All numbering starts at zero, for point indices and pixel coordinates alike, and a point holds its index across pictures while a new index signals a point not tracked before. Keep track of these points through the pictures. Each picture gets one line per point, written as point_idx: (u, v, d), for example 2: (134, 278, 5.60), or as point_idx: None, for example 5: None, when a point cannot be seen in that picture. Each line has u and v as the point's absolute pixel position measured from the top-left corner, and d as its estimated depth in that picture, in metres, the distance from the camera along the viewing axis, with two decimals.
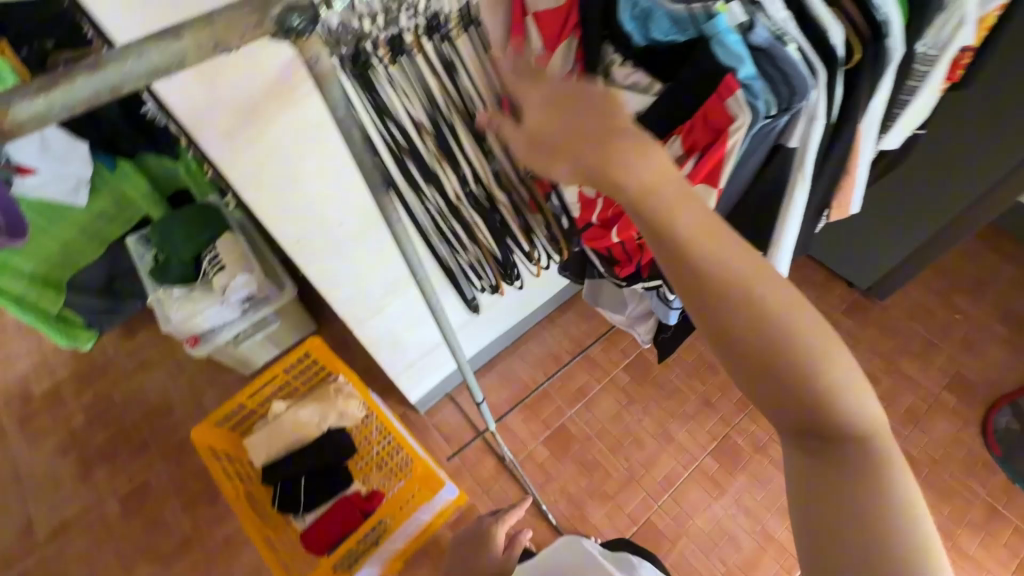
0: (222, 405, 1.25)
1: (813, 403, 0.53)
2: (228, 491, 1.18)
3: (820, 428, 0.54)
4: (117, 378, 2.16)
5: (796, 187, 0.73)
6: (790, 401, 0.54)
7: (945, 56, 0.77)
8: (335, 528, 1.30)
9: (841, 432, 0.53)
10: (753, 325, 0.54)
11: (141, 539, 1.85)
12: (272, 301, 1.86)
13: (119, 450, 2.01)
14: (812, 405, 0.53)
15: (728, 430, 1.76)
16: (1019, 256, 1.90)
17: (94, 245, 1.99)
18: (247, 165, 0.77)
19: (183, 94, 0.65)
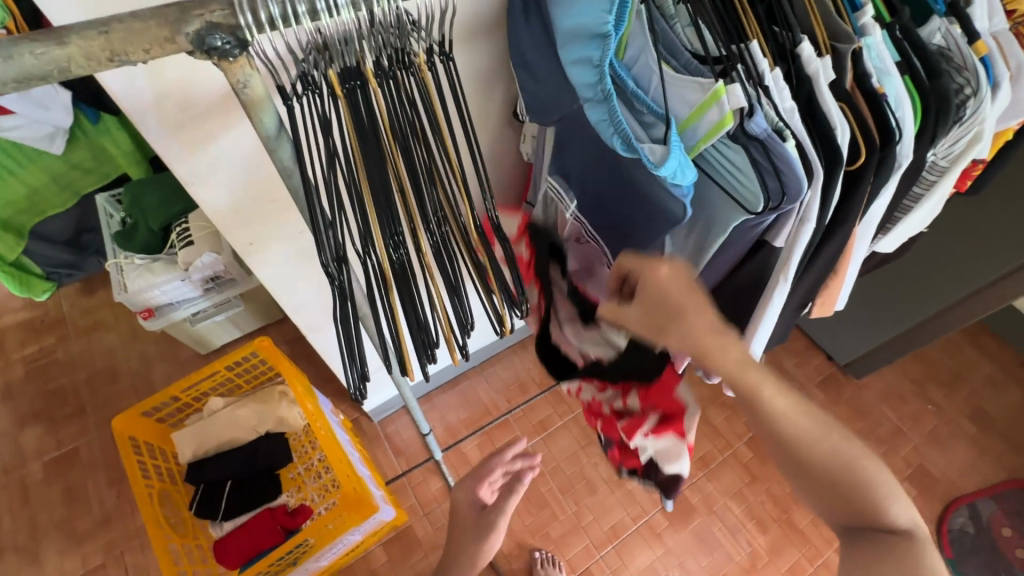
0: (152, 395, 1.19)
1: (858, 506, 0.62)
2: (139, 489, 1.10)
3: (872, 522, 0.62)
4: (67, 334, 2.07)
5: (776, 286, 0.69)
6: (838, 505, 0.63)
7: (955, 168, 0.72)
8: (254, 542, 1.21)
9: (883, 526, 0.61)
10: (798, 441, 0.64)
11: (57, 509, 1.74)
12: (238, 284, 1.78)
13: (55, 410, 1.91)
14: (858, 504, 0.62)
15: (685, 488, 1.69)
16: (999, 356, 1.88)
17: (64, 195, 1.86)
18: (199, 166, 0.72)
19: (130, 85, 0.60)
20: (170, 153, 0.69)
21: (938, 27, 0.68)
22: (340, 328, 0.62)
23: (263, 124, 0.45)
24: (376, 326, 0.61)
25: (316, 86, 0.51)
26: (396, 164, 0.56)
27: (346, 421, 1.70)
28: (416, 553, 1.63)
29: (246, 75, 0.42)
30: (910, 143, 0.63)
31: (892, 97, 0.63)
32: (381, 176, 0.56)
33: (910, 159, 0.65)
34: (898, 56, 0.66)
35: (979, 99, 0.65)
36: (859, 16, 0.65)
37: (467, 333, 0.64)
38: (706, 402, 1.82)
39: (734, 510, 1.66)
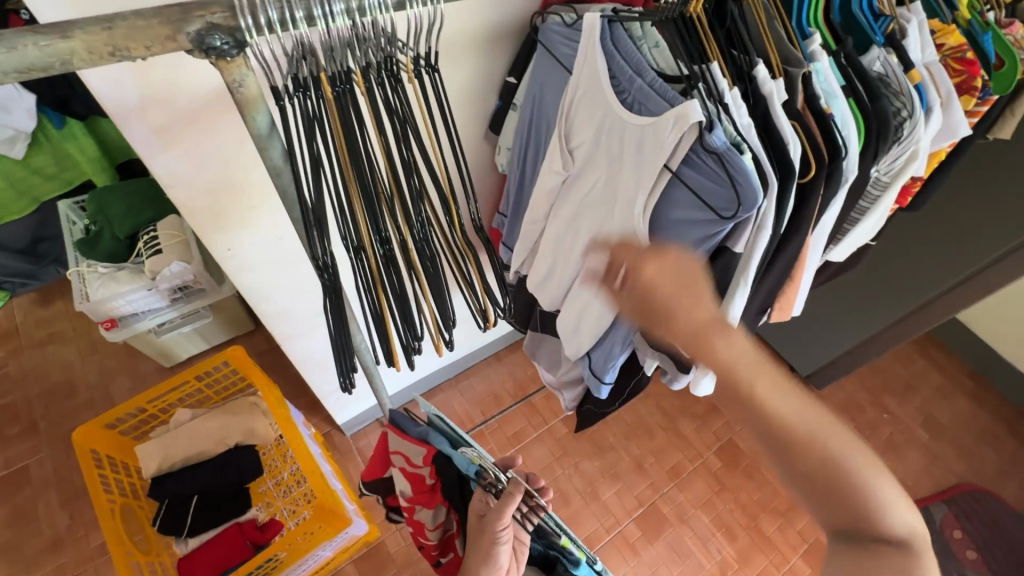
0: (118, 405, 1.14)
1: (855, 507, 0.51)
2: (101, 505, 1.05)
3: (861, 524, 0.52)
4: (19, 348, 1.97)
5: (737, 289, 0.73)
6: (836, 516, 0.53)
7: (896, 183, 0.79)
8: (219, 561, 1.17)
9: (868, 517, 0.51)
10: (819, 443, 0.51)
11: (4, 534, 1.63)
12: (208, 294, 1.74)
13: (3, 427, 1.81)
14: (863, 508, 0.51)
15: (656, 497, 1.72)
16: (947, 367, 1.99)
17: (23, 202, 1.80)
18: (178, 169, 0.72)
19: (116, 85, 0.61)
20: (149, 152, 0.69)
21: (877, 55, 0.74)
22: (322, 319, 0.61)
23: (256, 122, 0.46)
24: (366, 328, 0.63)
25: (306, 88, 0.53)
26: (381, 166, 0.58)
27: (317, 435, 1.67)
28: (389, 569, 1.60)
29: (243, 75, 0.43)
30: (854, 159, 0.70)
31: (838, 117, 0.69)
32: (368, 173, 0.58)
33: (854, 175, 0.71)
34: (843, 81, 0.72)
35: (914, 121, 0.73)
36: (809, 43, 0.71)
37: (454, 328, 0.66)
38: (676, 413, 1.86)
39: (705, 518, 1.69)
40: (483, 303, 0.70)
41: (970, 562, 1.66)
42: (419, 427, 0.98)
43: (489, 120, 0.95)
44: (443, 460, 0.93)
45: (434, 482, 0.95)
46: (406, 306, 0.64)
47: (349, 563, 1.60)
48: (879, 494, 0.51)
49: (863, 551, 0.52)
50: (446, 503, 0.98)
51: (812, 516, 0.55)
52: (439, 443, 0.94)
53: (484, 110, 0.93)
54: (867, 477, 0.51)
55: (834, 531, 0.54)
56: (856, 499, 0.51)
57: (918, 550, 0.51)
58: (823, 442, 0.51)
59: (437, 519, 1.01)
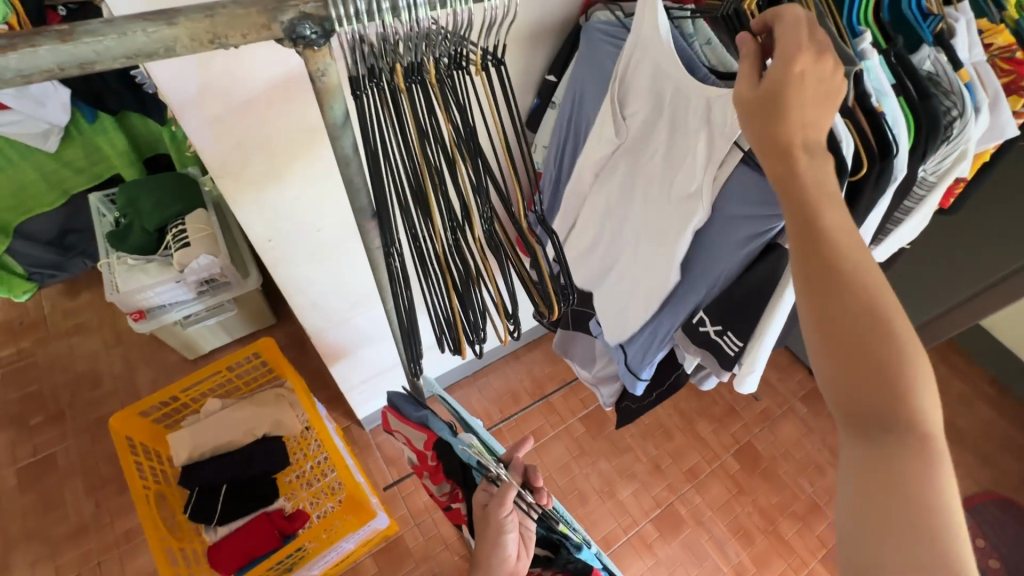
0: (152, 394, 1.16)
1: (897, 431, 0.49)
2: (136, 491, 1.07)
3: (897, 431, 0.49)
4: (46, 338, 2.00)
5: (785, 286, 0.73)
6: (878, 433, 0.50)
7: (943, 182, 0.78)
8: (247, 550, 1.19)
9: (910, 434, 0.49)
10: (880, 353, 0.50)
11: (30, 520, 1.66)
12: (233, 287, 1.76)
13: (30, 415, 1.84)
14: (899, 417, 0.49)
15: (674, 498, 1.72)
16: (969, 374, 1.97)
17: (54, 194, 1.83)
18: (232, 159, 0.74)
19: (180, 78, 0.62)
20: (204, 142, 0.70)
21: (928, 54, 0.74)
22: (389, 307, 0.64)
23: (332, 111, 0.47)
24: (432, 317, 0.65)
25: (378, 79, 0.54)
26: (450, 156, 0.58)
27: (338, 429, 1.69)
28: (407, 563, 1.61)
29: (327, 64, 0.43)
30: (904, 158, 0.69)
31: (889, 115, 0.68)
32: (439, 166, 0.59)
33: (904, 173, 0.71)
34: (893, 79, 0.72)
35: (964, 120, 0.72)
36: (859, 41, 0.71)
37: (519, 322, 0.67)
38: (694, 414, 1.85)
39: (723, 520, 1.69)
40: (546, 300, 0.69)
41: (992, 570, 1.64)
42: (419, 411, 0.95)
43: (528, 117, 0.96)
44: (444, 446, 0.92)
45: (437, 463, 0.97)
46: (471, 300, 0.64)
47: (368, 556, 1.61)
48: (921, 397, 0.50)
49: (887, 446, 0.50)
50: (450, 480, 1.00)
51: (844, 404, 0.52)
52: (439, 429, 0.93)
53: (525, 106, 0.94)
54: (913, 388, 0.50)
55: (856, 425, 0.52)
56: (900, 392, 0.49)
57: (940, 462, 0.48)
58: (892, 325, 0.50)
59: (442, 490, 1.06)
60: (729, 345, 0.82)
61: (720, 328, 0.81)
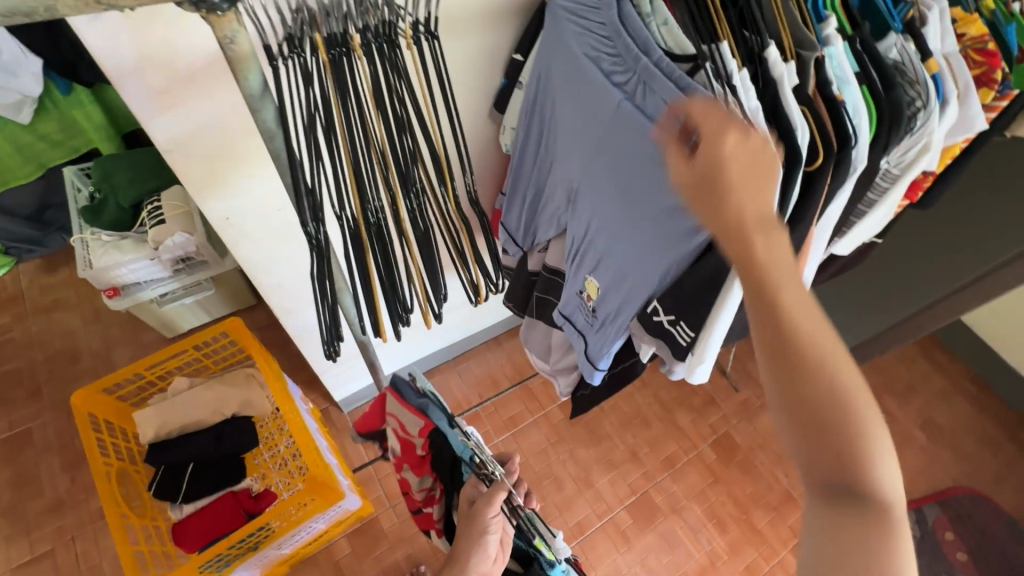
0: (117, 371, 1.15)
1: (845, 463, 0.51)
2: (97, 467, 1.07)
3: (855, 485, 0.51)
4: (25, 313, 1.99)
5: (737, 277, 0.72)
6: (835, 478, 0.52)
7: (906, 175, 0.77)
8: (212, 528, 1.19)
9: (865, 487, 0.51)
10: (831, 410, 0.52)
11: (6, 494, 1.67)
12: (210, 267, 1.74)
13: (7, 390, 1.84)
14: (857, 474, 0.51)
15: (649, 486, 1.73)
16: (949, 370, 1.98)
17: (30, 168, 1.80)
18: (178, 134, 0.72)
19: (115, 45, 0.60)
20: (148, 114, 0.68)
21: (894, 42, 0.72)
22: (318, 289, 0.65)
23: (248, 81, 0.45)
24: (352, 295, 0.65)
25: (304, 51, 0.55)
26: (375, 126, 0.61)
27: (315, 411, 1.69)
28: (382, 544, 1.63)
29: (233, 30, 0.42)
30: (864, 149, 0.68)
31: (849, 105, 0.67)
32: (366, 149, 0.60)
33: (864, 164, 0.69)
34: (857, 67, 0.70)
35: (928, 112, 0.70)
36: (824, 27, 0.69)
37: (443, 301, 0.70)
38: (673, 404, 1.86)
39: (697, 509, 1.70)
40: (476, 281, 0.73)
41: (959, 563, 1.67)
42: (421, 398, 0.94)
43: (494, 99, 0.94)
44: (440, 439, 0.92)
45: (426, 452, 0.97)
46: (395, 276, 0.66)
47: (342, 536, 1.62)
48: (884, 469, 0.51)
49: (859, 513, 0.50)
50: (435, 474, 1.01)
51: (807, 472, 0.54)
52: (437, 419, 0.92)
53: (490, 87, 0.92)
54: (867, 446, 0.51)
55: (827, 494, 0.53)
56: (856, 450, 0.51)
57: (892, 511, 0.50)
58: (843, 380, 0.52)
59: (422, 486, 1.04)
60: (681, 334, 0.81)
61: (673, 317, 0.80)
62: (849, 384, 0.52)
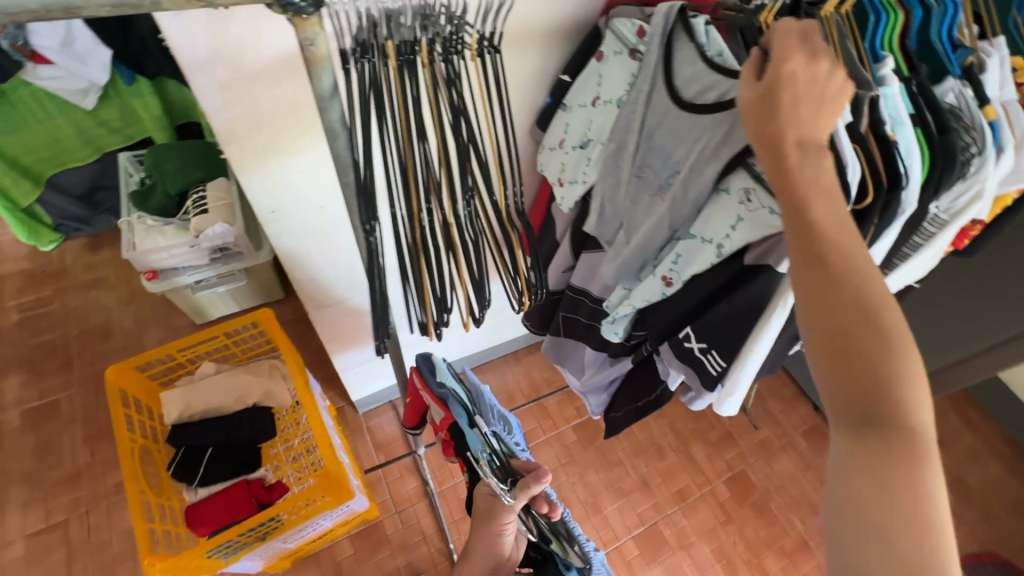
0: (150, 350, 1.19)
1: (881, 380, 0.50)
2: (122, 441, 1.09)
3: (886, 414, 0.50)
4: (66, 288, 2.07)
5: (774, 309, 0.72)
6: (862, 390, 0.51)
7: (955, 223, 0.75)
8: (223, 513, 1.20)
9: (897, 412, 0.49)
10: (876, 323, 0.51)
11: (31, 460, 1.72)
12: (244, 258, 1.80)
13: (42, 360, 1.91)
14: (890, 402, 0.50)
15: (658, 518, 1.69)
16: (983, 429, 1.89)
17: (88, 150, 1.89)
18: (240, 126, 0.75)
19: (192, 41, 0.64)
20: (213, 107, 0.71)
21: (952, 87, 0.72)
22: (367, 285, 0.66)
23: (320, 81, 0.48)
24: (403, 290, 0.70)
25: (370, 56, 0.57)
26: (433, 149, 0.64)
27: (331, 408, 1.70)
28: (383, 549, 1.62)
29: (315, 34, 0.45)
30: (915, 192, 0.67)
31: (902, 146, 0.66)
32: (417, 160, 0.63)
33: (913, 208, 0.69)
34: (912, 108, 0.69)
35: (983, 159, 0.69)
36: (880, 67, 0.69)
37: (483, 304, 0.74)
38: (689, 436, 1.82)
39: (707, 546, 1.65)
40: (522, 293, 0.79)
41: None
42: (442, 387, 0.91)
43: (537, 116, 0.96)
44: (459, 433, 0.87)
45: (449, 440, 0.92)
46: (441, 276, 0.71)
47: (345, 538, 1.62)
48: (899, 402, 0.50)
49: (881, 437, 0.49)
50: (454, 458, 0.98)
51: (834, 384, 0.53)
52: (457, 415, 0.87)
53: (536, 102, 0.94)
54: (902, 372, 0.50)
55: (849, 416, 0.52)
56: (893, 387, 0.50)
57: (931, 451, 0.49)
58: (888, 332, 0.51)
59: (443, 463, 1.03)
60: (712, 364, 0.80)
61: (705, 345, 0.80)
62: (898, 337, 0.51)
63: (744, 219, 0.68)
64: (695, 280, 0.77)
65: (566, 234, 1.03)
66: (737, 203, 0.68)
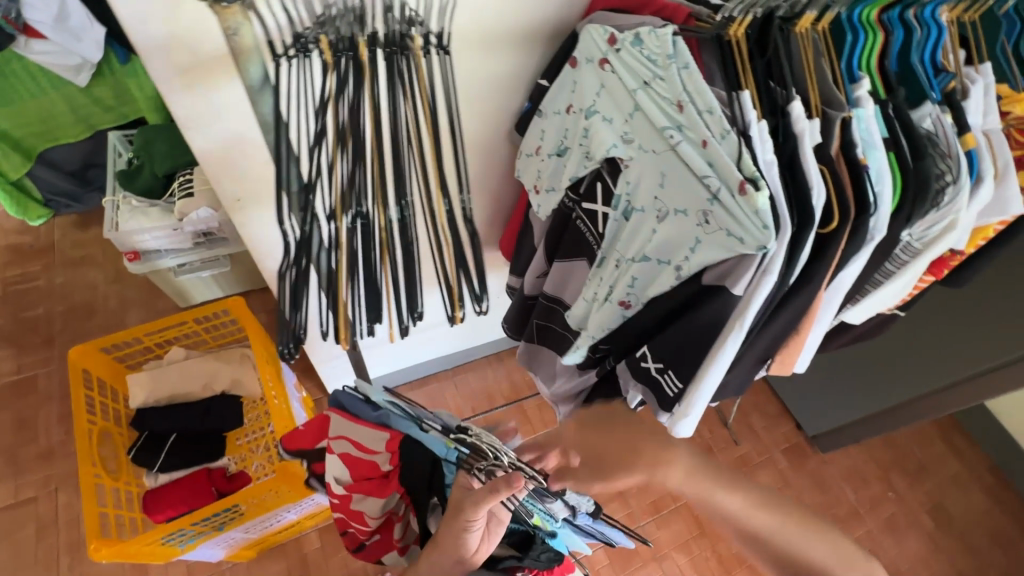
0: (116, 332, 1.17)
1: None
2: (79, 422, 1.08)
3: None
4: (53, 264, 2.07)
5: (731, 332, 0.69)
6: None
7: (928, 252, 0.73)
8: (181, 501, 1.18)
9: None
10: None
11: (6, 435, 1.72)
12: (229, 244, 1.79)
13: (24, 335, 1.91)
14: None
15: (631, 529, 1.67)
16: (968, 456, 1.86)
17: (80, 127, 1.88)
18: (202, 115, 0.74)
19: (146, 24, 0.63)
20: (171, 93, 0.70)
21: (929, 112, 0.69)
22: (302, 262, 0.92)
23: (246, 69, 0.71)
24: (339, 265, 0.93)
25: (310, 59, 0.72)
26: (366, 137, 0.83)
27: (306, 399, 1.69)
28: (350, 546, 1.60)
29: (235, 24, 0.66)
30: (884, 220, 0.65)
31: (873, 170, 0.64)
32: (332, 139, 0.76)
33: (882, 235, 0.66)
34: (887, 132, 0.67)
35: (957, 188, 0.67)
36: (855, 88, 0.67)
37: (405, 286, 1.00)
38: None
39: (678, 560, 1.63)
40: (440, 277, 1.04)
41: None
42: (380, 410, 0.93)
43: (517, 120, 0.95)
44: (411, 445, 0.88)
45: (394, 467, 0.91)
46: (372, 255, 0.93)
47: (313, 531, 1.61)
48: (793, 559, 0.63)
49: None
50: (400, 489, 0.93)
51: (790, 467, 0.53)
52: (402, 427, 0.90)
53: (514, 107, 0.93)
54: None
55: None
56: None
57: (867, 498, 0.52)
58: None
59: (383, 508, 0.96)
60: (669, 385, 0.79)
61: (662, 365, 0.78)
62: None
63: (702, 241, 0.65)
64: (654, 301, 0.75)
65: (541, 241, 1.00)
66: (695, 224, 0.66)
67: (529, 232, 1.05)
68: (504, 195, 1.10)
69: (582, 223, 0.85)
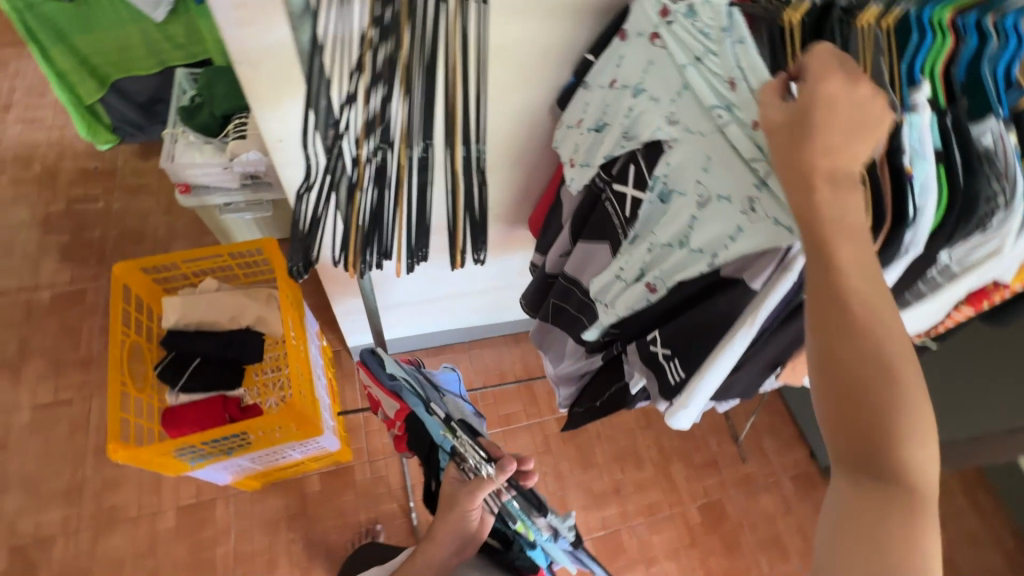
0: (156, 255, 1.24)
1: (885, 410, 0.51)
2: (113, 332, 1.15)
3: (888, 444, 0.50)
4: (113, 188, 2.19)
5: (740, 329, 0.69)
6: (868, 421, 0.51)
7: (966, 277, 0.70)
8: (196, 421, 1.26)
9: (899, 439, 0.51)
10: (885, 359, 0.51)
11: (56, 338, 1.86)
12: (273, 190, 1.86)
13: (81, 250, 2.04)
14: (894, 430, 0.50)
15: (621, 526, 1.67)
16: (990, 516, 1.76)
17: (150, 61, 1.97)
18: (251, 47, 0.76)
19: None
20: (225, 21, 0.72)
21: (992, 128, 0.64)
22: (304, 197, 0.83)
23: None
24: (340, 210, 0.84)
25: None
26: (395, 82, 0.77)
27: (326, 348, 1.75)
28: (349, 493, 1.67)
29: None
30: (923, 235, 0.62)
31: (918, 181, 0.61)
32: (378, 85, 0.75)
33: (920, 250, 0.63)
34: (940, 144, 0.63)
35: (1008, 213, 0.64)
36: (915, 93, 0.63)
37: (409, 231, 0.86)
38: (671, 454, 1.77)
39: (664, 564, 1.63)
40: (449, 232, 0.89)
41: None
42: (394, 379, 0.91)
43: (560, 95, 0.94)
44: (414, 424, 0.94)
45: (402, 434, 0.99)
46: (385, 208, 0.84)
47: (316, 474, 1.68)
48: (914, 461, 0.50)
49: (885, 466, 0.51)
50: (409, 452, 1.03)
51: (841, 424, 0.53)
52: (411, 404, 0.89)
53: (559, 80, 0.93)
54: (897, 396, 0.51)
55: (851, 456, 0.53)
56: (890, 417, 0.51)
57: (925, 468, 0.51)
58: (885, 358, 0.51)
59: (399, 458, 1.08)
60: (673, 372, 0.78)
61: (669, 352, 0.78)
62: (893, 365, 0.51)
63: (745, 229, 0.64)
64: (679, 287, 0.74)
65: (569, 219, 0.99)
66: (738, 211, 0.65)
67: (558, 210, 1.05)
68: (538, 170, 1.11)
69: (611, 205, 0.84)
